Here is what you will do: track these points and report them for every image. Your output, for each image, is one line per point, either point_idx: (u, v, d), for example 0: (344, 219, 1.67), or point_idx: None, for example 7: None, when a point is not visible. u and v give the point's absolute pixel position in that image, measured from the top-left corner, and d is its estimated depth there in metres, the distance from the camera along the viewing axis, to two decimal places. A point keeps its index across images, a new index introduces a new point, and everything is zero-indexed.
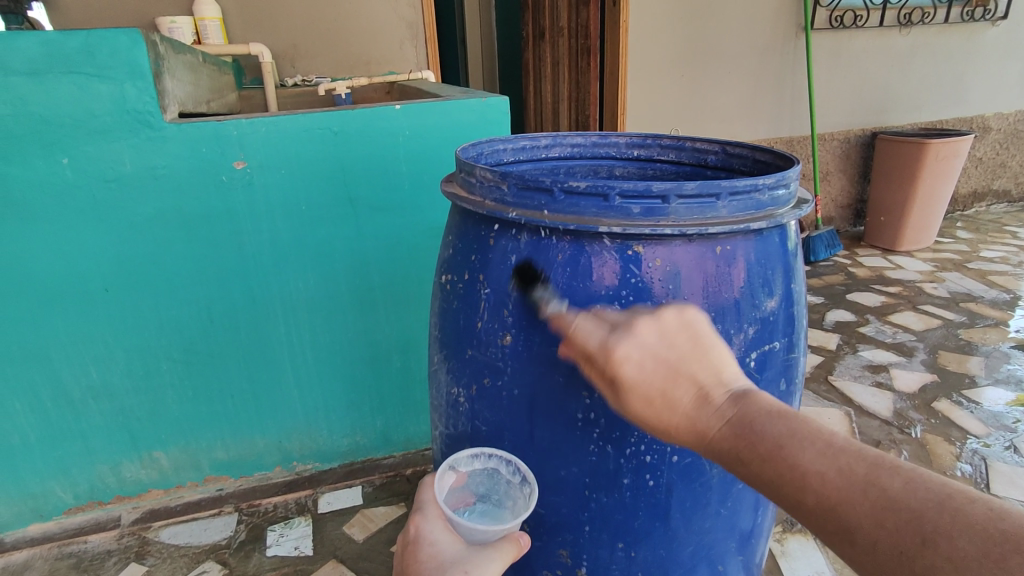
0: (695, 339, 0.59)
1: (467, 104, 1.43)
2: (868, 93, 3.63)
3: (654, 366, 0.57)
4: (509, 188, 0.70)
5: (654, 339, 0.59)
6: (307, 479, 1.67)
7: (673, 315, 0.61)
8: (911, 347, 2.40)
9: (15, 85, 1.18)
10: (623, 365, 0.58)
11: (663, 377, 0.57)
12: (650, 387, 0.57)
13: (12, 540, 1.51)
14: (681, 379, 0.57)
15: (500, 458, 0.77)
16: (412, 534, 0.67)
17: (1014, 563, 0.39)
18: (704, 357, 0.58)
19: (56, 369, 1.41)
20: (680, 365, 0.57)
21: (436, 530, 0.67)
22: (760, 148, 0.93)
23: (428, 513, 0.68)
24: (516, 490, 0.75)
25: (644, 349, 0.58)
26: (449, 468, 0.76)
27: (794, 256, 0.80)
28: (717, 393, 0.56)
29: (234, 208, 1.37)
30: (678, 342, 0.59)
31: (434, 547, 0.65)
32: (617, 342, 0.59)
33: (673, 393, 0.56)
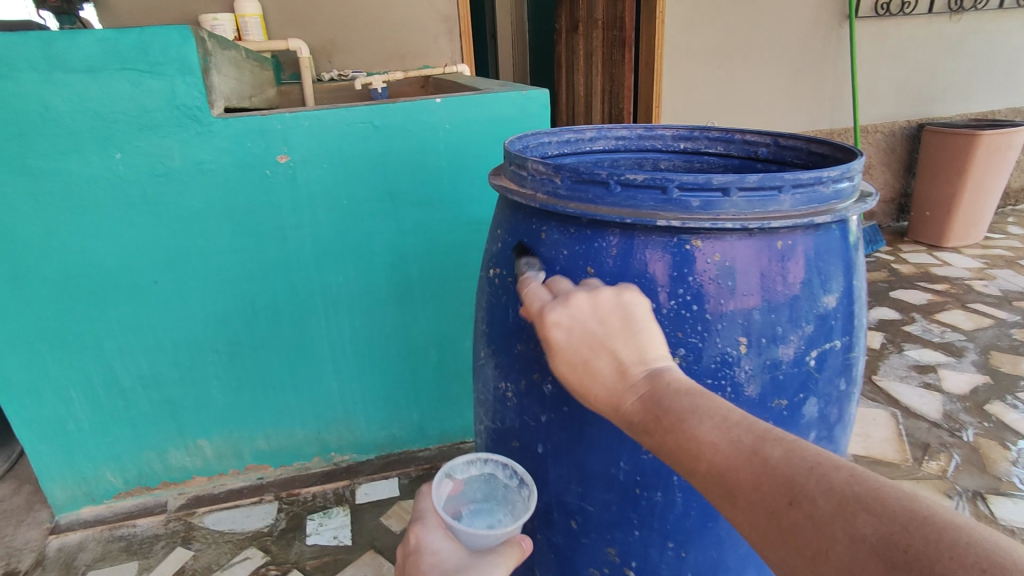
0: (626, 321, 0.57)
1: (507, 97, 1.42)
2: (914, 83, 3.49)
3: (579, 335, 0.57)
4: (562, 181, 0.69)
5: (586, 312, 0.57)
6: (345, 470, 1.69)
7: (612, 294, 0.59)
8: (961, 347, 2.31)
9: (72, 82, 1.21)
10: (553, 332, 0.58)
11: (586, 346, 0.56)
12: (573, 353, 0.56)
13: (66, 522, 1.56)
14: (603, 350, 0.55)
15: (495, 462, 0.77)
16: (412, 545, 0.66)
17: (862, 522, 0.38)
18: (631, 335, 0.56)
19: (108, 358, 1.45)
20: (604, 336, 0.56)
21: (437, 539, 0.66)
22: (816, 139, 0.90)
23: (428, 523, 0.68)
24: (514, 493, 0.75)
25: (574, 319, 0.57)
26: (445, 476, 0.75)
27: (855, 252, 0.77)
28: (637, 371, 0.54)
29: (277, 201, 1.39)
30: (609, 319, 0.57)
31: (436, 556, 0.64)
32: (550, 308, 0.59)
33: (595, 364, 0.55)
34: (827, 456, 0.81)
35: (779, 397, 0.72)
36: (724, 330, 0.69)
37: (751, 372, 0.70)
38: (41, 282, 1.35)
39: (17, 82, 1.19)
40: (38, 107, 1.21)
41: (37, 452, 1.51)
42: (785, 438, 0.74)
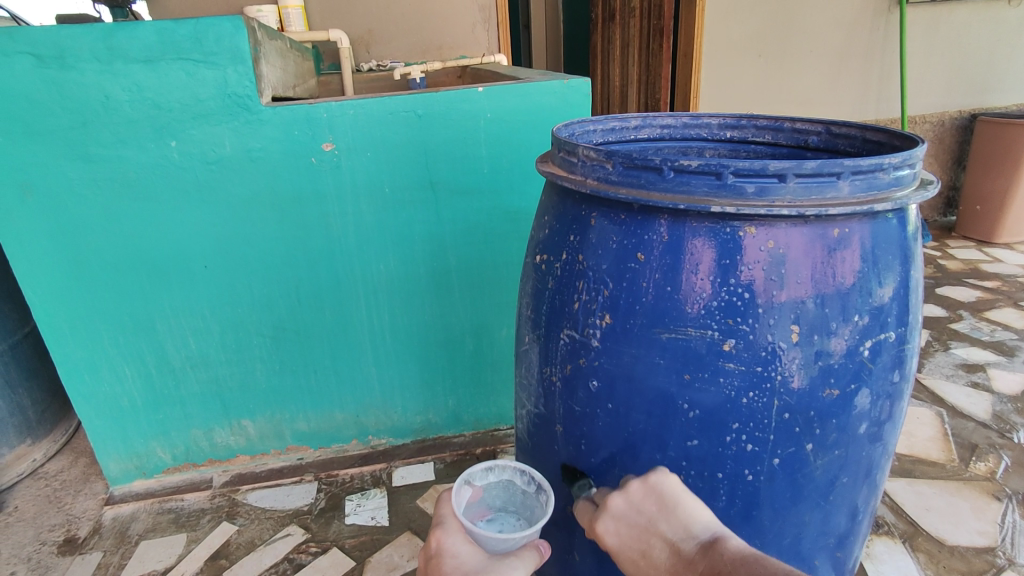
0: (661, 504, 0.66)
1: (549, 86, 1.42)
2: (968, 71, 3.35)
3: (630, 532, 0.67)
4: (614, 167, 0.69)
5: (626, 508, 0.68)
6: (381, 454, 1.72)
7: (640, 482, 0.68)
8: (1012, 347, 2.22)
9: (132, 72, 1.25)
10: (603, 534, 0.69)
11: (637, 541, 0.65)
12: (630, 550, 0.66)
13: (119, 494, 1.63)
14: (652, 539, 0.64)
15: (513, 470, 0.83)
16: (434, 548, 0.70)
17: None
18: (670, 515, 0.65)
19: (160, 338, 1.51)
20: (648, 527, 0.65)
21: (458, 543, 0.70)
22: (872, 127, 0.88)
23: (449, 527, 0.71)
24: (532, 498, 0.81)
25: (618, 521, 0.68)
26: (465, 482, 0.81)
27: (913, 243, 0.75)
28: (685, 548, 0.62)
29: (322, 189, 1.42)
30: (646, 507, 0.66)
31: (456, 559, 0.69)
32: (597, 519, 0.70)
33: (653, 556, 0.64)
34: (876, 451, 0.79)
35: (831, 388, 0.70)
36: (776, 322, 0.68)
37: (802, 363, 0.69)
38: (101, 265, 1.41)
39: (80, 72, 1.24)
40: (99, 96, 1.26)
41: (93, 427, 1.58)
42: (836, 430, 0.73)
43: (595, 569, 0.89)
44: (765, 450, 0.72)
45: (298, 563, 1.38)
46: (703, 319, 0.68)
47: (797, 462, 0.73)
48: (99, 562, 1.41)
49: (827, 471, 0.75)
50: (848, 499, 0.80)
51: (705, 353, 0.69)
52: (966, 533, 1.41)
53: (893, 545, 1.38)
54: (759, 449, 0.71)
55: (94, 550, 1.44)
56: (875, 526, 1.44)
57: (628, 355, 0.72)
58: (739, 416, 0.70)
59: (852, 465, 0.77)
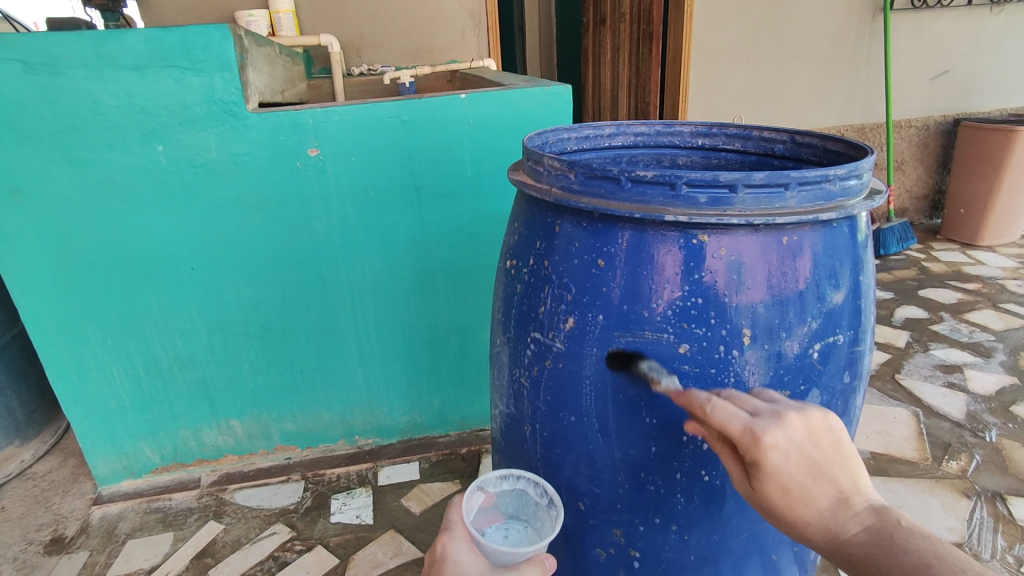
0: (838, 442, 0.56)
1: (531, 93, 1.45)
2: (951, 77, 3.40)
3: (800, 463, 0.54)
4: (576, 176, 0.72)
5: (804, 435, 0.55)
6: (368, 453, 1.75)
7: (817, 414, 0.56)
8: (990, 348, 2.27)
9: (121, 79, 1.28)
10: (767, 457, 0.55)
11: (809, 477, 0.54)
12: (792, 479, 0.54)
13: (107, 494, 1.66)
14: (822, 480, 0.54)
15: (527, 480, 0.83)
16: (439, 552, 0.71)
17: None
18: (845, 461, 0.56)
19: (147, 340, 1.54)
20: (822, 465, 0.54)
21: (463, 551, 0.71)
22: (832, 137, 0.91)
23: (455, 534, 0.72)
24: (543, 511, 0.81)
25: (794, 444, 0.54)
26: (478, 488, 0.81)
27: (864, 250, 0.79)
28: (857, 501, 0.54)
29: (307, 193, 1.45)
30: (824, 443, 0.55)
31: (459, 567, 0.69)
32: (767, 430, 0.55)
33: (814, 493, 0.54)
34: None
35: (784, 388, 0.74)
36: (730, 325, 0.71)
37: (755, 365, 0.72)
38: (89, 268, 1.43)
39: (69, 78, 1.26)
40: (88, 102, 1.28)
41: (81, 428, 1.60)
42: None
43: (565, 564, 0.92)
44: None
45: (282, 561, 1.41)
46: (661, 322, 0.71)
47: None
48: (86, 561, 1.43)
49: None
50: None
51: (661, 355, 0.72)
52: (935, 529, 1.45)
53: None
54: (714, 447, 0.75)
55: (82, 549, 1.47)
56: None
57: (590, 357, 0.75)
58: None
59: None
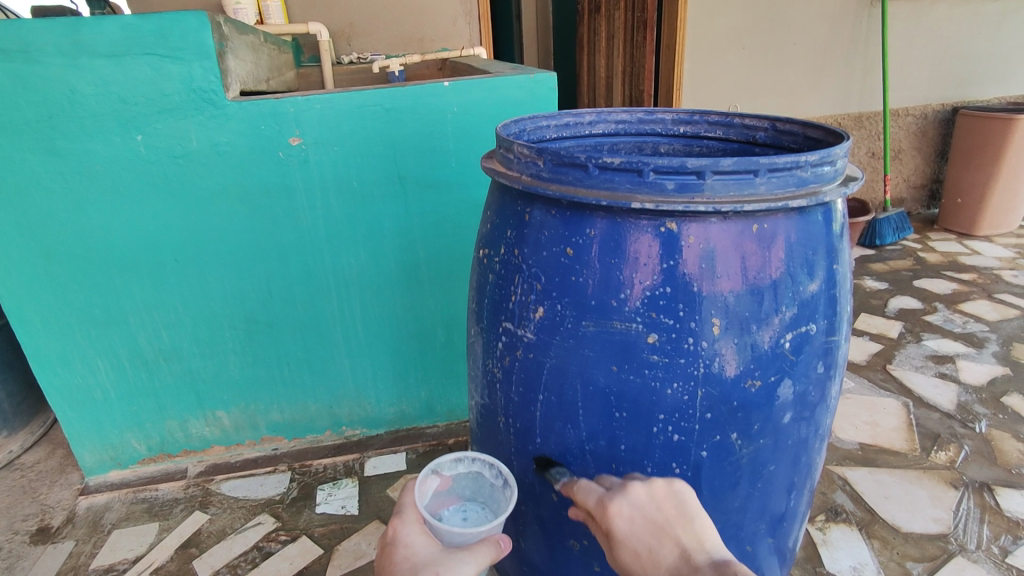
0: (681, 508, 0.63)
1: (515, 81, 1.43)
2: (949, 65, 3.36)
3: (644, 524, 0.62)
4: (544, 164, 0.70)
5: (645, 500, 0.64)
6: (355, 444, 1.75)
7: (663, 483, 0.65)
8: (983, 338, 2.26)
9: (97, 66, 1.26)
10: (613, 520, 0.64)
11: (649, 535, 0.62)
12: (637, 540, 0.62)
13: (95, 485, 1.66)
14: (664, 538, 0.61)
15: (482, 462, 0.83)
16: (389, 537, 0.70)
17: None
18: (688, 523, 0.62)
19: (131, 331, 1.53)
20: (663, 526, 0.62)
21: (413, 534, 0.70)
22: (812, 124, 0.90)
23: (406, 518, 0.71)
24: (499, 492, 0.82)
25: (634, 508, 0.63)
26: (432, 472, 0.81)
27: (840, 239, 0.78)
28: (698, 555, 0.59)
29: (290, 182, 1.43)
30: (665, 507, 0.63)
31: (408, 550, 0.68)
32: (611, 499, 0.65)
33: (658, 553, 0.60)
34: (807, 437, 0.82)
35: (756, 379, 0.72)
36: (701, 315, 0.69)
37: (727, 356, 0.71)
38: (70, 259, 1.42)
39: (44, 66, 1.24)
40: (64, 90, 1.27)
41: (67, 418, 1.60)
42: (760, 419, 0.75)
43: (541, 555, 0.92)
44: (691, 439, 0.74)
45: (267, 551, 1.41)
46: (630, 313, 0.70)
47: (724, 450, 0.75)
48: (72, 551, 1.43)
49: (755, 458, 0.77)
50: (780, 485, 0.83)
51: (631, 345, 0.71)
52: (921, 520, 1.44)
53: (849, 532, 1.41)
54: (685, 438, 0.74)
55: (67, 539, 1.47)
56: (834, 514, 1.47)
57: (560, 348, 0.74)
58: (664, 406, 0.72)
59: (780, 452, 0.79)
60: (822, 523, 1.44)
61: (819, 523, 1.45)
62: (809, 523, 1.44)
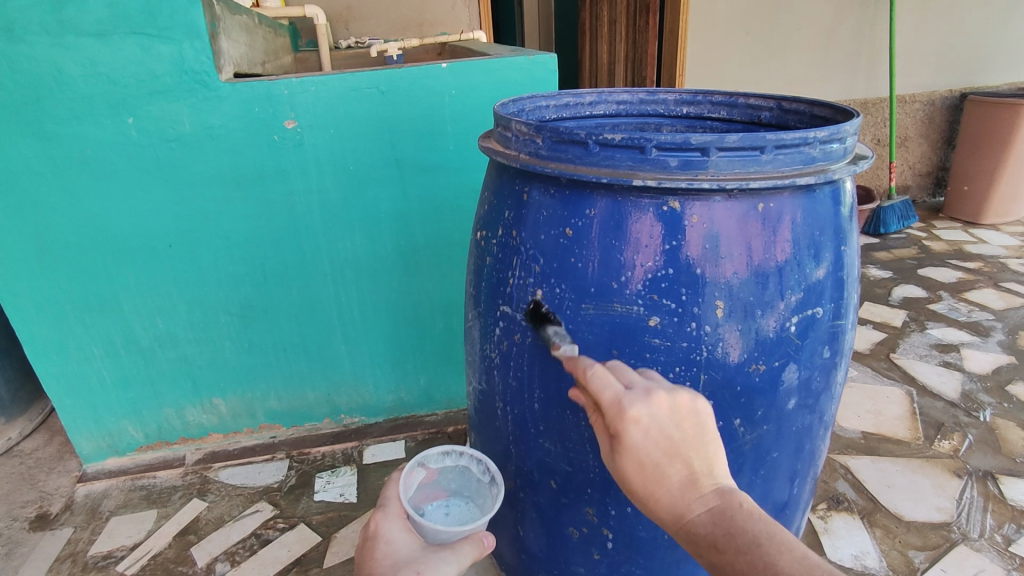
0: (700, 425, 0.54)
1: (514, 62, 1.40)
2: (957, 50, 3.30)
3: (658, 441, 0.53)
4: (543, 141, 0.68)
5: (665, 414, 0.54)
6: (354, 432, 1.73)
7: (685, 395, 0.54)
8: (988, 327, 2.23)
9: (85, 46, 1.23)
10: (625, 430, 0.54)
11: (664, 456, 0.53)
12: (648, 455, 0.53)
13: (92, 471, 1.65)
14: (677, 460, 0.53)
15: (469, 457, 0.86)
16: (371, 530, 0.70)
17: None
18: (704, 446, 0.54)
19: (126, 317, 1.51)
20: (678, 443, 0.53)
21: (395, 529, 0.70)
22: (819, 103, 0.87)
23: (389, 512, 0.72)
24: (484, 489, 0.85)
25: (653, 420, 0.53)
26: (419, 465, 0.85)
27: (848, 221, 0.75)
28: (706, 483, 0.54)
29: (285, 166, 1.41)
30: (685, 424, 0.54)
31: (390, 546, 0.68)
32: (630, 402, 0.54)
33: (667, 471, 0.53)
34: (811, 424, 0.80)
35: (761, 363, 0.70)
36: (704, 297, 0.67)
37: (731, 340, 0.69)
38: (63, 244, 1.40)
39: (30, 46, 1.22)
40: (52, 70, 1.24)
41: (63, 406, 1.59)
42: (764, 405, 0.73)
43: (539, 543, 0.90)
44: None
45: (265, 539, 1.40)
46: (631, 295, 0.68)
47: (727, 437, 0.73)
48: (69, 538, 1.43)
49: (758, 444, 0.75)
50: (783, 473, 0.81)
51: (632, 328, 0.69)
52: (924, 509, 1.43)
53: (851, 520, 1.40)
54: None
55: (65, 526, 1.46)
56: (836, 502, 1.45)
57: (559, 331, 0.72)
58: None
59: (784, 438, 0.77)
60: (824, 511, 1.42)
61: (821, 512, 1.43)
62: (811, 511, 1.43)
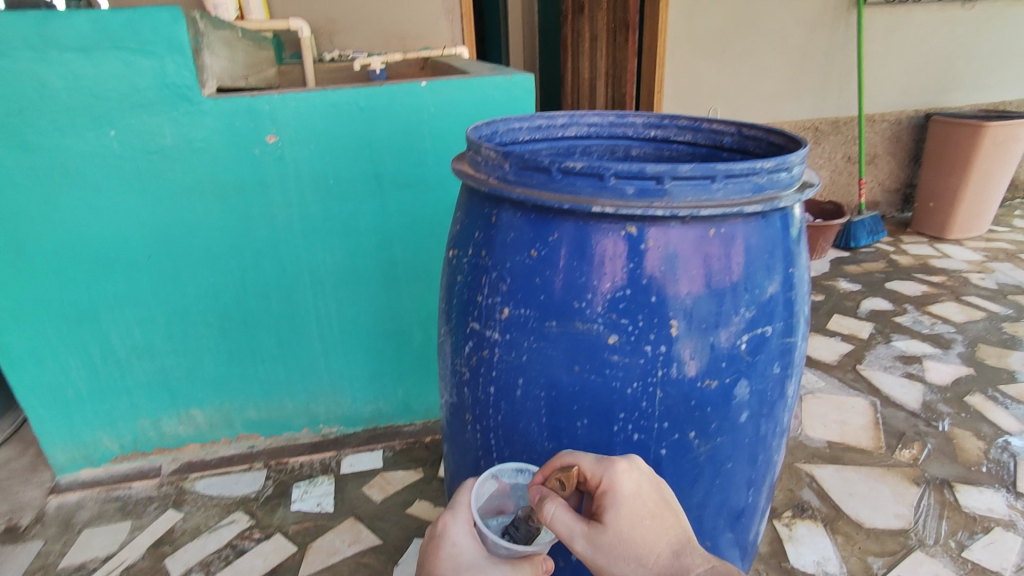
0: (666, 492, 0.67)
1: (492, 82, 1.44)
2: (923, 72, 3.43)
3: (646, 493, 0.65)
4: (510, 167, 0.72)
5: (643, 471, 0.66)
6: (332, 442, 1.75)
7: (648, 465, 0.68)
8: (949, 339, 2.32)
9: (68, 61, 1.25)
10: (620, 481, 0.64)
11: (653, 504, 0.64)
12: (643, 506, 0.64)
13: (65, 483, 1.64)
14: (664, 512, 0.65)
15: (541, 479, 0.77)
16: (437, 530, 0.69)
17: None
18: (674, 509, 0.66)
19: (103, 327, 1.51)
20: (661, 498, 0.65)
21: (461, 533, 0.69)
22: (775, 130, 0.92)
23: (457, 515, 0.70)
24: None
25: (639, 474, 0.65)
26: (490, 476, 0.77)
27: (796, 245, 0.80)
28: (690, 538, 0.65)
29: (265, 179, 1.43)
30: (660, 486, 0.66)
31: (455, 549, 0.68)
32: (615, 459, 0.66)
33: (657, 523, 0.64)
34: (764, 435, 0.84)
35: (713, 378, 0.74)
36: (658, 317, 0.71)
37: (684, 359, 0.73)
38: (40, 254, 1.41)
39: (12, 59, 1.23)
40: (33, 84, 1.26)
41: (37, 416, 1.58)
42: (716, 418, 0.77)
43: None
44: (651, 437, 0.76)
45: (240, 549, 1.41)
46: (591, 315, 0.72)
47: (682, 447, 0.77)
48: (40, 550, 1.42)
49: (712, 455, 0.79)
50: (739, 481, 0.85)
51: (592, 345, 0.72)
52: (884, 516, 1.49)
53: (814, 528, 1.45)
54: (645, 436, 0.76)
55: (36, 538, 1.46)
56: (800, 510, 1.50)
57: (524, 348, 0.76)
58: (625, 404, 0.74)
59: (737, 449, 0.82)
60: (789, 519, 1.47)
61: (786, 519, 1.48)
62: (776, 519, 1.48)
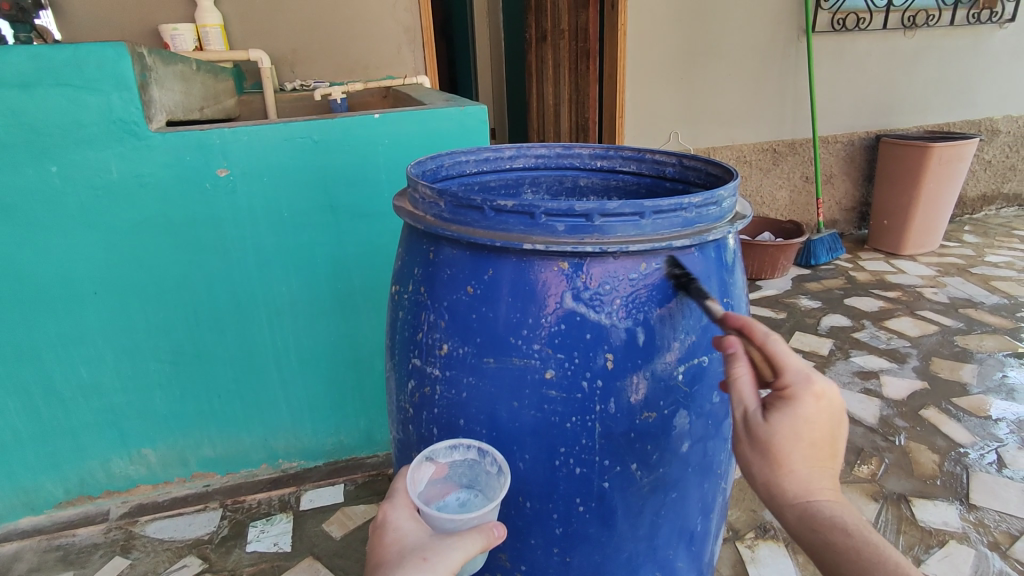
0: (838, 429, 0.60)
1: (446, 113, 1.45)
2: (871, 96, 3.58)
3: (816, 423, 0.59)
4: (445, 205, 0.73)
5: (830, 400, 0.59)
6: (291, 477, 1.71)
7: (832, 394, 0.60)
8: (905, 353, 2.38)
9: (8, 98, 1.23)
10: (803, 402, 0.58)
11: (819, 439, 0.59)
12: (813, 431, 0.59)
13: (4, 533, 1.56)
14: (825, 448, 0.59)
15: (478, 449, 0.73)
16: (378, 521, 0.65)
17: None
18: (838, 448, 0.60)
19: (46, 367, 1.46)
20: (836, 436, 0.60)
21: (403, 518, 0.65)
22: (712, 162, 0.94)
23: (396, 502, 0.66)
24: (494, 480, 0.71)
25: (822, 403, 0.59)
26: (426, 459, 0.74)
27: (732, 275, 0.82)
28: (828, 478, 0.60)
29: (217, 213, 1.41)
30: (836, 422, 0.59)
31: (398, 533, 0.63)
32: (816, 376, 0.59)
33: (814, 450, 0.59)
34: (708, 462, 0.84)
35: (652, 411, 0.75)
36: (596, 350, 0.72)
37: (622, 391, 0.73)
38: None
39: None
40: None
41: None
42: (658, 449, 0.77)
43: None
44: (593, 470, 0.76)
45: None
46: (528, 349, 0.72)
47: (625, 480, 0.77)
48: None
49: (656, 485, 0.79)
50: (688, 509, 0.85)
51: (530, 380, 0.73)
52: None
53: (776, 548, 1.45)
54: (587, 470, 0.76)
55: None
56: (762, 531, 1.51)
57: (464, 383, 0.76)
58: (565, 439, 0.74)
59: (684, 477, 0.82)
60: (751, 540, 1.48)
61: (748, 541, 1.49)
62: (739, 540, 1.48)
